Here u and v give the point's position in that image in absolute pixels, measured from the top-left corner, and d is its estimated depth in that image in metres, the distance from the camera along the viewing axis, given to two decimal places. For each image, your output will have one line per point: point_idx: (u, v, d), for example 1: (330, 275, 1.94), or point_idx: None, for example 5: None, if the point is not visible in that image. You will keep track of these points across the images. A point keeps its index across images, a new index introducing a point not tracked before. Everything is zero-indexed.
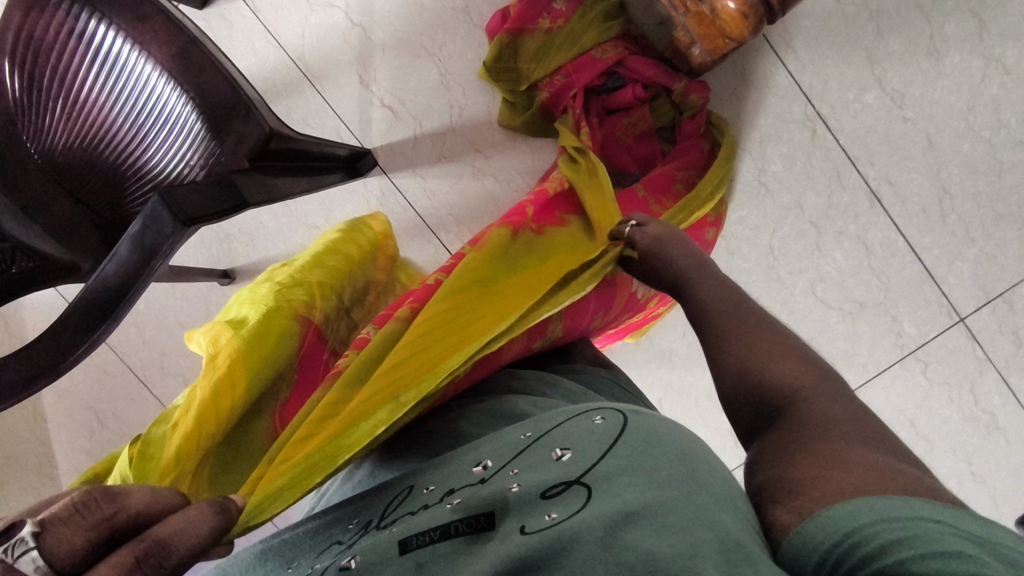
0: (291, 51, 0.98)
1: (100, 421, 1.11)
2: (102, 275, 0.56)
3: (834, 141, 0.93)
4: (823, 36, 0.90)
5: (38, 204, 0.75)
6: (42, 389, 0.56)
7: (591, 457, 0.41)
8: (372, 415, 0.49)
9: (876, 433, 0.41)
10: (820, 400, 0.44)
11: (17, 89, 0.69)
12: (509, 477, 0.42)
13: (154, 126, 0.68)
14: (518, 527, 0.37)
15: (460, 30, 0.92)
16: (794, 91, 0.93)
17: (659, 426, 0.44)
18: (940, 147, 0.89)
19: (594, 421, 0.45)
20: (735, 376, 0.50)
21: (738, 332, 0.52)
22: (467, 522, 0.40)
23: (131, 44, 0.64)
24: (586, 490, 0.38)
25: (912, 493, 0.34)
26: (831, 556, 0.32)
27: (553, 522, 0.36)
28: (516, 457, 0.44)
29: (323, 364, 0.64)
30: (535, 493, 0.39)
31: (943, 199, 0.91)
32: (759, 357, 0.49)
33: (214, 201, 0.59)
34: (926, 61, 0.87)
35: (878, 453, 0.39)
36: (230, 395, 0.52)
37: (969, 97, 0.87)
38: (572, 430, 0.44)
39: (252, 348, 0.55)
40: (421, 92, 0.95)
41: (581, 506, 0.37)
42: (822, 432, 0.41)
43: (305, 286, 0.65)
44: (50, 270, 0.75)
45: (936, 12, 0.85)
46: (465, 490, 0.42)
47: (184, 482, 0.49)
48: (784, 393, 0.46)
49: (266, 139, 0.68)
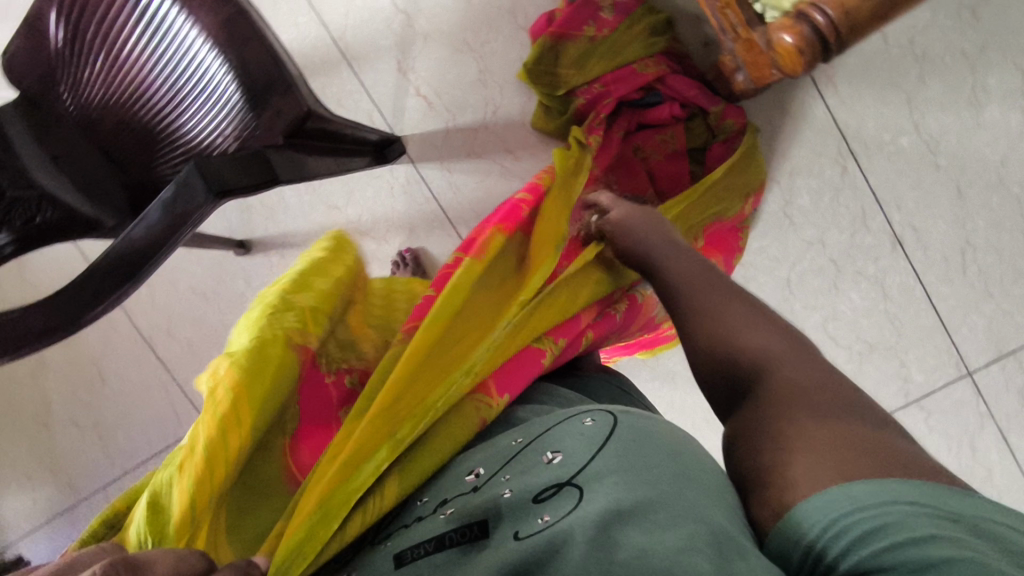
0: (333, 30, 0.98)
1: (101, 376, 1.10)
2: (129, 237, 0.56)
3: (863, 181, 0.92)
4: (865, 75, 0.90)
5: (70, 156, 0.76)
6: (56, 343, 0.56)
7: (582, 457, 0.40)
8: (373, 456, 0.47)
9: (845, 396, 0.40)
10: (785, 369, 0.44)
11: (60, 40, 0.69)
12: (500, 483, 0.42)
13: (194, 94, 0.68)
14: (512, 533, 0.37)
15: (504, 28, 0.92)
16: (830, 126, 0.92)
17: (654, 425, 0.44)
18: (969, 199, 0.89)
19: (584, 423, 0.44)
20: (705, 355, 0.50)
21: (708, 313, 0.52)
22: (461, 532, 0.39)
23: (180, 9, 0.64)
24: (577, 490, 0.38)
25: (885, 472, 0.33)
26: (811, 552, 0.32)
27: (546, 524, 0.36)
28: (507, 464, 0.43)
29: (331, 389, 0.54)
30: (526, 497, 0.39)
31: (965, 250, 0.91)
32: (725, 332, 0.49)
33: (248, 174, 0.59)
34: (966, 111, 0.87)
35: (846, 421, 0.38)
36: (239, 436, 0.43)
37: (1005, 153, 0.86)
38: (564, 432, 0.44)
39: (255, 389, 0.45)
40: (458, 86, 0.95)
41: (573, 506, 0.36)
42: (785, 402, 0.41)
43: (303, 308, 0.51)
44: (74, 224, 0.75)
45: (982, 63, 0.85)
46: (457, 499, 0.42)
47: (201, 536, 0.43)
48: (751, 365, 0.46)
49: (302, 119, 0.66)
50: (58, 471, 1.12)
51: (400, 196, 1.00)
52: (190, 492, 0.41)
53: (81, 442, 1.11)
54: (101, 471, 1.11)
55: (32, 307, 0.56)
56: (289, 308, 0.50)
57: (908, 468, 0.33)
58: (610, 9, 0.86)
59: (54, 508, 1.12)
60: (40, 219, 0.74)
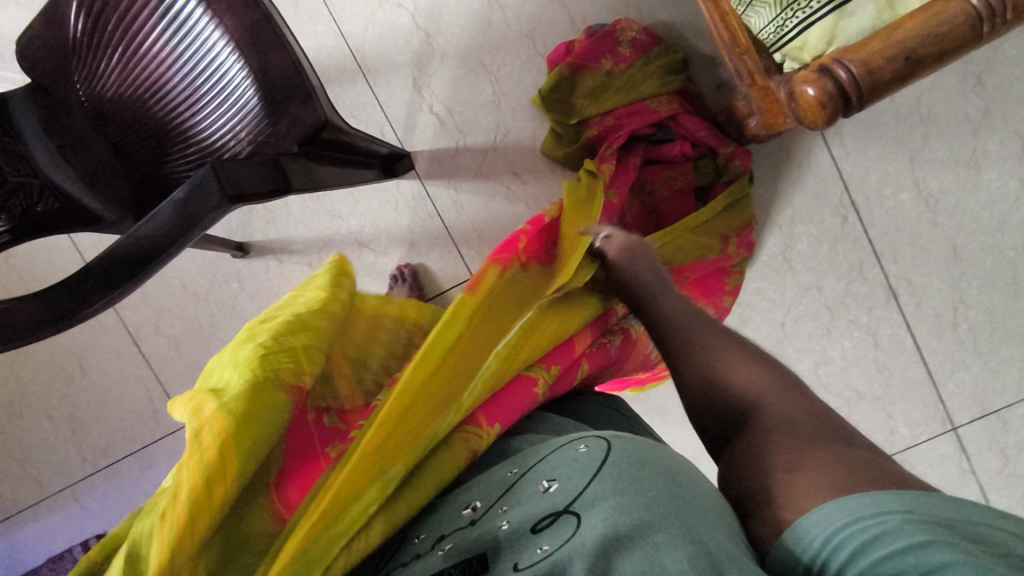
0: (351, 41, 0.97)
1: (80, 369, 1.07)
2: (136, 234, 0.55)
3: (863, 232, 0.94)
4: (871, 130, 0.92)
5: (77, 145, 0.74)
6: (48, 336, 0.54)
7: (578, 483, 0.38)
8: (361, 494, 0.44)
9: (830, 422, 0.41)
10: (775, 403, 0.43)
11: (79, 29, 0.68)
12: (498, 515, 0.40)
13: (211, 95, 0.67)
14: (512, 565, 0.36)
15: (522, 54, 0.94)
16: (834, 175, 0.94)
17: (656, 453, 0.41)
18: (964, 258, 0.91)
19: (578, 450, 0.41)
20: (695, 387, 0.49)
21: (697, 343, 0.52)
22: (460, 567, 0.38)
23: (204, 9, 0.64)
24: (575, 516, 0.36)
25: (881, 484, 0.34)
26: (812, 567, 0.32)
27: (545, 554, 0.35)
28: (503, 495, 0.42)
29: (313, 426, 0.53)
30: (525, 529, 0.38)
31: (957, 307, 0.93)
32: (712, 370, 0.49)
33: (262, 180, 0.58)
34: (966, 172, 0.90)
35: (835, 442, 0.38)
36: (224, 481, 0.41)
37: (1000, 216, 0.89)
38: (559, 458, 0.41)
39: (247, 428, 0.43)
40: (472, 106, 0.95)
41: (572, 533, 0.35)
42: (781, 430, 0.41)
43: (295, 348, 0.51)
44: (73, 216, 0.74)
45: (984, 128, 0.88)
46: (456, 534, 0.41)
47: None
48: (741, 402, 0.45)
49: (318, 129, 0.66)
50: (25, 464, 1.08)
51: (405, 211, 0.99)
52: (171, 543, 0.38)
53: (54, 436, 1.08)
54: (74, 467, 1.07)
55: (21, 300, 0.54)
56: (280, 348, 0.50)
57: (900, 481, 0.34)
58: (629, 45, 0.87)
59: (21, 501, 1.08)
60: (40, 208, 0.73)
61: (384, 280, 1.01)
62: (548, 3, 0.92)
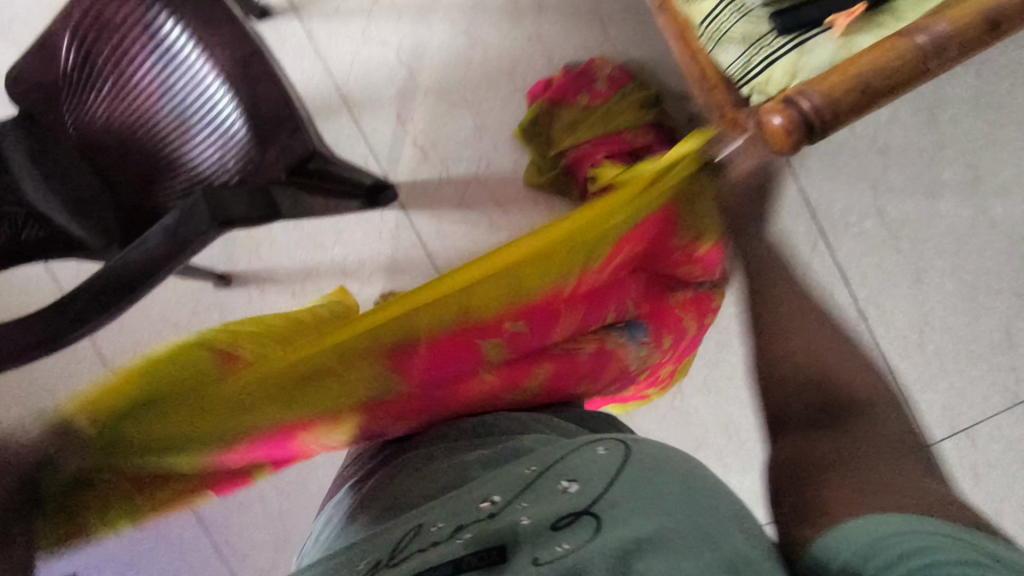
0: (337, 77, 1.00)
1: None
2: (126, 259, 0.56)
3: (831, 258, 0.97)
4: (835, 161, 0.97)
5: (66, 175, 0.76)
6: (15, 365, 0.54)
7: (599, 485, 0.39)
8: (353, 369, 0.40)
9: (909, 445, 0.51)
10: (880, 418, 0.55)
11: (69, 62, 0.70)
12: (517, 508, 0.39)
13: (201, 124, 0.69)
14: (531, 559, 0.35)
15: (503, 89, 0.97)
16: (801, 205, 0.97)
17: (665, 462, 0.42)
18: (926, 282, 0.96)
19: (597, 452, 0.43)
20: (793, 366, 0.61)
21: (812, 347, 0.62)
22: (480, 556, 0.36)
23: (196, 44, 0.65)
24: (596, 519, 0.36)
25: (933, 511, 0.38)
26: (849, 565, 0.37)
27: (569, 551, 0.35)
28: (523, 490, 0.40)
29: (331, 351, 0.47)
30: (546, 525, 0.37)
31: (924, 329, 0.96)
32: (825, 365, 0.61)
33: (251, 208, 0.59)
34: (924, 200, 0.95)
35: (895, 454, 0.48)
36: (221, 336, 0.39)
37: (957, 241, 0.94)
38: (577, 459, 0.42)
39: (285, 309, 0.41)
40: (454, 138, 0.98)
41: (593, 535, 0.35)
42: (881, 446, 0.50)
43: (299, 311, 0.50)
44: (58, 244, 0.75)
45: (939, 159, 0.94)
46: (477, 523, 0.38)
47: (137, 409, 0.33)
48: (858, 398, 0.57)
49: (308, 157, 0.67)
50: None
51: (388, 241, 1.01)
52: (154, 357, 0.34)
53: None
54: None
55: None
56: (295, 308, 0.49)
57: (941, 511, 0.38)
58: (604, 82, 0.92)
59: None
60: (24, 236, 0.74)
61: (366, 310, 1.01)
62: (528, 42, 0.97)
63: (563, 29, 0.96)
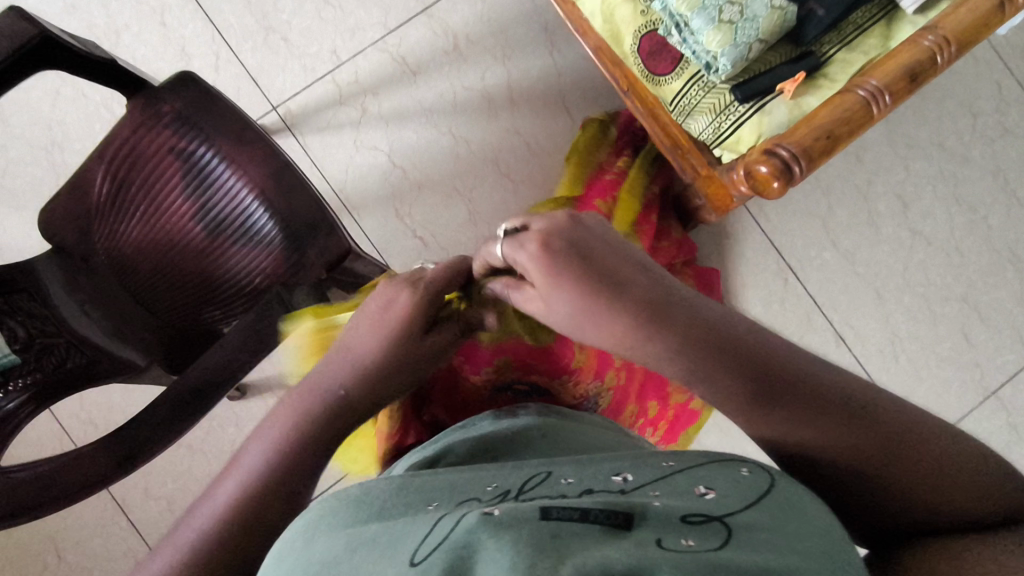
0: (333, 184, 1.03)
1: (58, 552, 0.98)
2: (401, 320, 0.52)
3: (803, 290, 1.09)
4: (789, 206, 1.09)
5: (103, 301, 0.74)
6: (128, 475, 0.59)
7: (736, 502, 0.37)
8: None
9: (894, 451, 0.40)
10: (907, 461, 0.40)
11: (104, 193, 0.72)
12: (649, 495, 0.38)
13: (237, 237, 0.72)
14: (654, 539, 0.33)
15: (489, 177, 1.04)
16: (769, 247, 1.09)
17: (805, 496, 0.39)
18: (887, 298, 1.10)
19: (741, 471, 0.40)
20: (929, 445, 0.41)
21: (927, 444, 0.40)
22: (606, 514, 0.35)
23: (227, 163, 0.70)
24: (726, 531, 0.34)
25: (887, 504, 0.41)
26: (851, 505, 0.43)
27: (692, 549, 0.32)
28: (658, 480, 0.40)
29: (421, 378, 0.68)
30: (675, 515, 0.35)
31: (894, 341, 1.09)
32: (914, 435, 0.41)
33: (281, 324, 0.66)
34: (869, 229, 1.10)
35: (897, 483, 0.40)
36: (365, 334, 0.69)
37: (903, 259, 1.10)
38: (716, 473, 0.40)
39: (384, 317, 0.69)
40: (450, 228, 1.03)
41: (719, 546, 0.33)
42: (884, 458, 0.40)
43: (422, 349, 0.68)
44: (105, 368, 0.71)
45: (871, 193, 1.10)
46: (607, 493, 0.38)
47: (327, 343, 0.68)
48: (916, 454, 0.40)
49: (343, 256, 0.69)
50: None
51: None
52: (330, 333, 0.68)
53: None
54: None
55: (421, 278, 0.53)
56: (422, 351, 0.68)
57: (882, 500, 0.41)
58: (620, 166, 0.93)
59: None
60: (68, 365, 0.71)
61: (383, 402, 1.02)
62: (506, 134, 1.05)
63: (536, 120, 1.05)
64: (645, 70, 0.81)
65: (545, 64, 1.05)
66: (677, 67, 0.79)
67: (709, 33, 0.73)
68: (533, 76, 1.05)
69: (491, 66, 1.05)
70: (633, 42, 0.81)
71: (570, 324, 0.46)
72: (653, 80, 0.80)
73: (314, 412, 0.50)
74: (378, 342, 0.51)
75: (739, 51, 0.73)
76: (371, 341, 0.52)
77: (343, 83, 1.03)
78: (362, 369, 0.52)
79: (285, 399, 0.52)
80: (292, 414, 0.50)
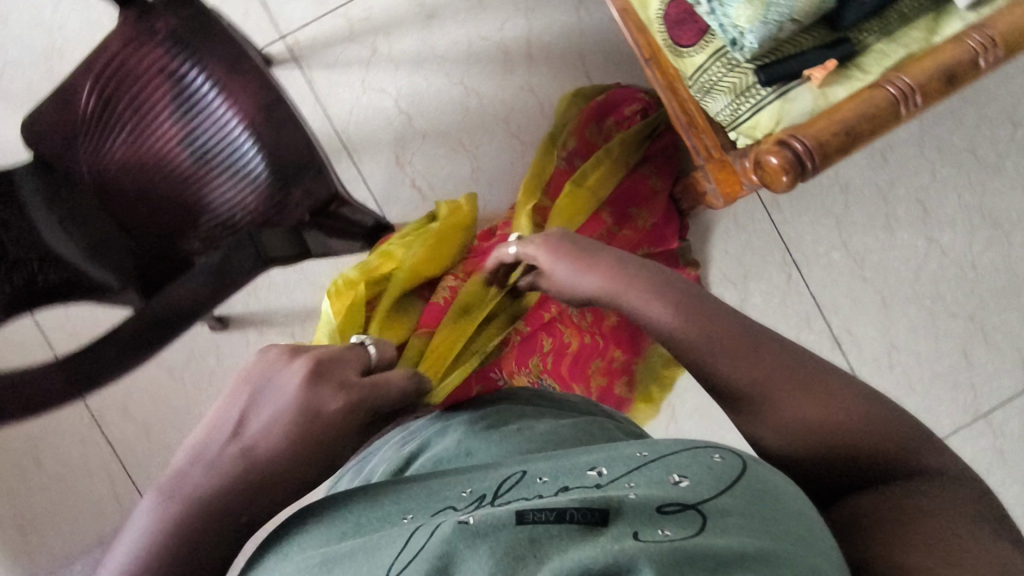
0: (336, 123, 1.00)
1: (34, 458, 1.00)
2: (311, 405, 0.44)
3: (806, 289, 1.06)
4: (804, 199, 1.05)
5: (81, 220, 0.74)
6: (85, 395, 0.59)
7: (712, 487, 0.34)
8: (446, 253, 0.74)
9: (828, 410, 0.41)
10: (842, 419, 0.41)
11: (90, 107, 0.70)
12: (625, 486, 0.35)
13: (221, 169, 0.69)
14: (630, 533, 0.31)
15: (497, 134, 1.00)
16: (777, 240, 1.05)
17: (801, 497, 0.35)
18: (891, 306, 1.06)
19: (714, 457, 0.37)
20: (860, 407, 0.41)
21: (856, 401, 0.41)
22: (584, 511, 0.33)
23: (218, 89, 0.67)
24: (701, 519, 0.32)
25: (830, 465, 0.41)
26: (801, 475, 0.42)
27: (668, 539, 0.31)
28: (634, 469, 0.37)
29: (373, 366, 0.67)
30: (649, 505, 0.33)
31: (891, 351, 1.07)
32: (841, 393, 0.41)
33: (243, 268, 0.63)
34: (884, 234, 1.05)
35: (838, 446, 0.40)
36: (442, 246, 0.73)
37: (915, 269, 1.06)
38: (690, 456, 0.37)
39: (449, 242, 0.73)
40: (451, 183, 1.00)
41: (694, 533, 0.31)
42: (819, 413, 0.41)
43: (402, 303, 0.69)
44: (78, 289, 0.72)
45: (892, 196, 1.05)
46: (580, 488, 0.36)
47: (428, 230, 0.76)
48: (848, 412, 0.41)
49: (328, 201, 0.66)
50: None
51: None
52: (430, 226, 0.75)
53: None
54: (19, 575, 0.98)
55: (358, 381, 0.47)
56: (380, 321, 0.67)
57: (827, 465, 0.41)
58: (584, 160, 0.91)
59: None
60: (41, 280, 0.70)
61: None
62: (519, 92, 1.00)
63: (552, 80, 1.00)
64: (669, 40, 0.76)
65: (569, 22, 1.00)
66: (701, 40, 0.74)
67: (739, 7, 0.67)
68: (555, 33, 1.00)
69: (513, 17, 1.00)
70: (658, 7, 0.77)
71: (574, 274, 0.51)
72: (676, 51, 0.76)
73: (207, 495, 0.41)
74: (282, 428, 0.43)
75: (769, 29, 0.67)
76: (274, 419, 0.44)
77: (355, 19, 0.99)
78: (263, 455, 0.43)
79: (152, 502, 0.41)
80: (184, 490, 0.41)
